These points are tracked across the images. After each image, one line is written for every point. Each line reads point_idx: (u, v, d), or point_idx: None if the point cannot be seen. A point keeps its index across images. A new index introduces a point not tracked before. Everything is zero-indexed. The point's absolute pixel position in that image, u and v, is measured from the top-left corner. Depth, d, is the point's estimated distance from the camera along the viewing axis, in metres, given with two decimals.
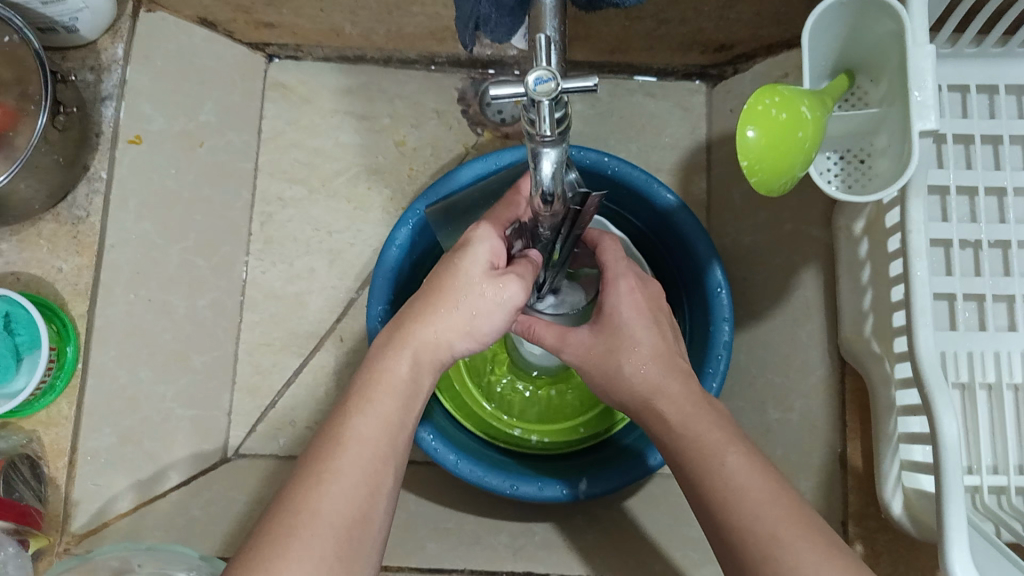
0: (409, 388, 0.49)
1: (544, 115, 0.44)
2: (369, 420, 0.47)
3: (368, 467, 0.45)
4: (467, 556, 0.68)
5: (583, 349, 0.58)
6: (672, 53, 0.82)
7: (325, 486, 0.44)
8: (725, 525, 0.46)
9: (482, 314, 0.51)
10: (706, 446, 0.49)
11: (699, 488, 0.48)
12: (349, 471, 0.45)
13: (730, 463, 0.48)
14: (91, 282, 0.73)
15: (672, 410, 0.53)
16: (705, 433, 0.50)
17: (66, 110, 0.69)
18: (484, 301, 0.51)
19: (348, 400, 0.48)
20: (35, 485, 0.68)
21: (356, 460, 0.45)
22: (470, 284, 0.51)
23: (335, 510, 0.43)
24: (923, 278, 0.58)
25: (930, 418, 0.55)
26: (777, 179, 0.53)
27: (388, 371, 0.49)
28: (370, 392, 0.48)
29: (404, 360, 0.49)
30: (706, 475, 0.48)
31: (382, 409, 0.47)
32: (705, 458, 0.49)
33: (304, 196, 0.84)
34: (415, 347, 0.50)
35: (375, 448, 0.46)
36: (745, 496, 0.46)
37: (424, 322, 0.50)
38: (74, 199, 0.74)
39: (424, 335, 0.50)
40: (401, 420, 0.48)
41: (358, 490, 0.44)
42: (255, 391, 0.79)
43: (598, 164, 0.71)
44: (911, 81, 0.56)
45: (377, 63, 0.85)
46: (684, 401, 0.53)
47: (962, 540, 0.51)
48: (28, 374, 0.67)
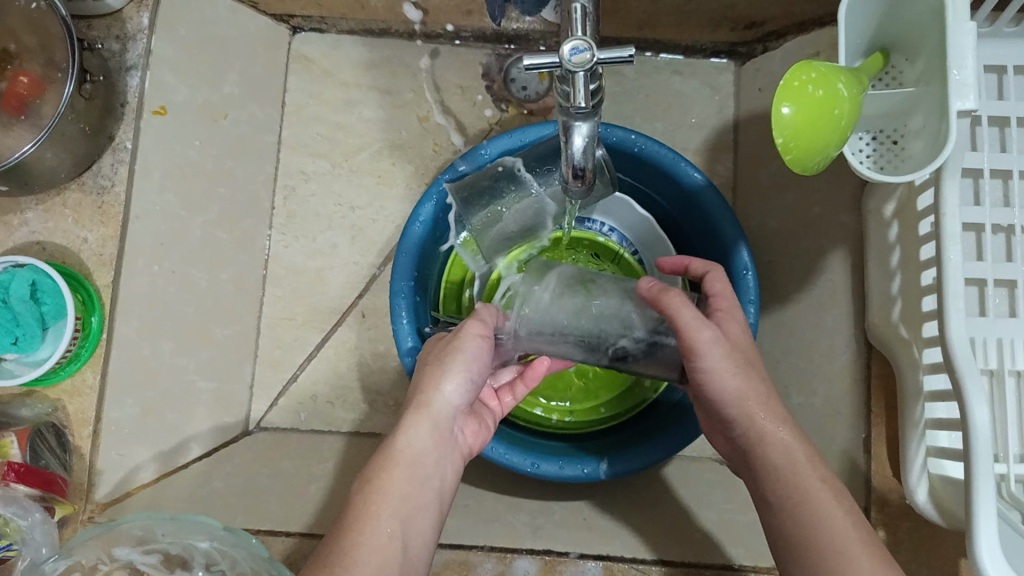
0: (419, 460, 0.54)
1: (579, 86, 0.43)
2: (385, 496, 0.52)
3: (383, 541, 0.50)
4: (487, 532, 0.67)
5: (721, 358, 0.54)
6: (700, 30, 0.81)
7: (349, 559, 0.49)
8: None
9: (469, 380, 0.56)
10: (818, 496, 0.50)
11: (808, 533, 0.49)
12: (367, 548, 0.50)
13: (851, 530, 0.49)
14: (115, 253, 0.72)
15: (798, 451, 0.52)
16: (819, 481, 0.51)
17: (91, 79, 0.69)
18: (468, 366, 0.56)
19: (367, 478, 0.53)
20: (60, 452, 0.68)
21: (376, 535, 0.50)
22: (450, 354, 0.56)
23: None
24: (957, 262, 0.57)
25: (961, 404, 0.54)
26: (812, 158, 0.52)
27: (403, 447, 0.54)
28: (386, 472, 0.53)
29: (417, 434, 0.54)
30: (820, 526, 0.49)
31: (397, 489, 0.53)
32: (818, 510, 0.50)
33: (327, 170, 0.83)
34: (425, 418, 0.55)
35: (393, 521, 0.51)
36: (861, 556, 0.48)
37: (427, 394, 0.55)
38: (99, 168, 0.74)
39: (430, 407, 0.55)
40: (416, 492, 0.53)
41: (378, 560, 0.49)
42: (277, 364, 0.80)
43: (624, 142, 0.70)
44: (950, 60, 0.55)
45: (402, 37, 0.84)
46: (797, 447, 0.53)
47: (991, 528, 0.51)
48: (52, 344, 0.68)
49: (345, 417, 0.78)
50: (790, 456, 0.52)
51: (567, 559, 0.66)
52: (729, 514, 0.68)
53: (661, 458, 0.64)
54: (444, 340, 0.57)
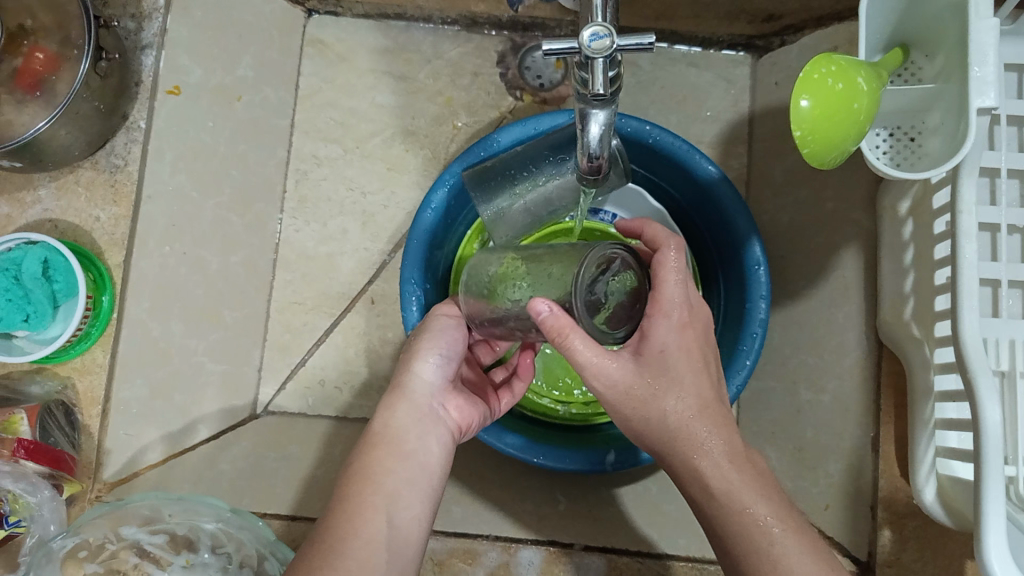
0: (402, 436, 0.54)
1: (598, 73, 0.43)
2: (370, 468, 0.52)
3: (373, 508, 0.50)
4: (493, 520, 0.68)
5: (623, 380, 0.51)
6: (718, 22, 0.80)
7: (344, 532, 0.49)
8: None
9: (443, 362, 0.58)
10: (750, 523, 0.47)
11: (748, 569, 0.47)
12: (357, 515, 0.49)
13: (791, 559, 0.46)
14: (127, 233, 0.73)
15: (720, 476, 0.49)
16: (749, 504, 0.48)
17: (108, 57, 0.69)
18: (439, 347, 0.58)
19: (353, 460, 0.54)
20: (69, 431, 0.69)
21: (365, 505, 0.50)
22: (422, 338, 0.58)
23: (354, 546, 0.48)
24: (972, 261, 0.56)
25: (972, 404, 0.54)
26: (830, 153, 0.52)
27: (386, 427, 0.55)
28: (371, 450, 0.54)
29: (396, 415, 0.55)
30: (756, 558, 0.46)
31: (383, 461, 0.53)
32: (756, 537, 0.47)
33: (340, 156, 0.83)
34: (405, 399, 0.56)
35: (378, 488, 0.51)
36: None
37: (405, 378, 0.57)
38: (112, 148, 0.75)
39: (405, 389, 0.57)
40: (403, 463, 0.53)
41: (369, 526, 0.49)
42: (285, 348, 0.79)
43: (638, 133, 0.70)
44: (971, 56, 0.54)
45: (417, 23, 0.84)
46: (722, 473, 0.49)
47: (999, 528, 0.51)
48: (63, 321, 0.68)
49: (354, 404, 0.77)
50: (713, 484, 0.49)
51: (571, 549, 0.66)
52: None
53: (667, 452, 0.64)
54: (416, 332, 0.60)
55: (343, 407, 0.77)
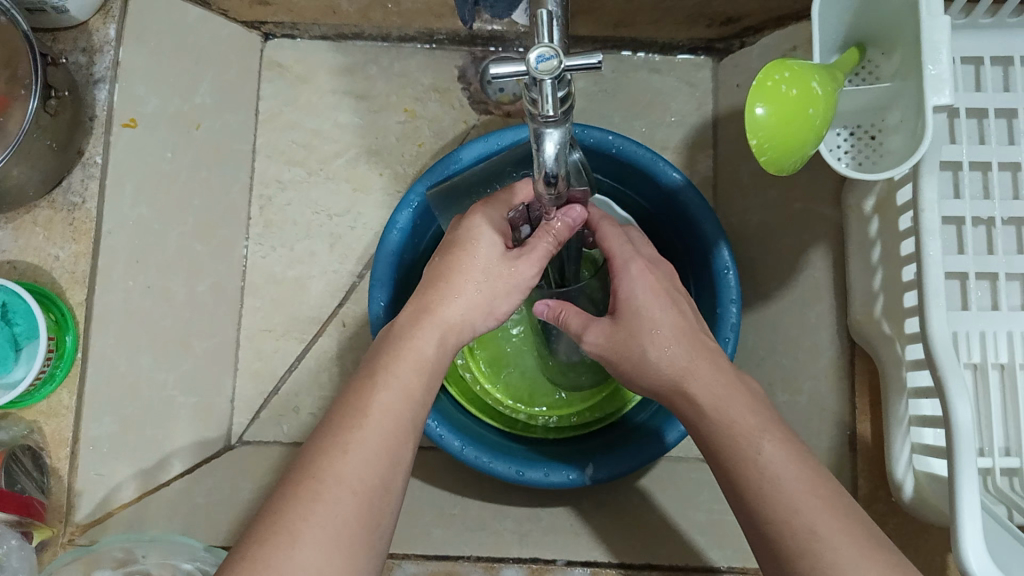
0: (430, 362, 0.49)
1: (547, 94, 0.42)
2: (391, 386, 0.46)
3: (390, 437, 0.44)
4: (473, 541, 0.68)
5: (601, 343, 0.56)
6: (677, 27, 0.80)
7: (350, 457, 0.43)
8: (759, 517, 0.45)
9: (493, 297, 0.52)
10: (729, 432, 0.48)
11: (729, 476, 0.47)
12: (371, 437, 0.44)
13: (773, 471, 0.45)
14: (89, 269, 0.71)
15: (701, 396, 0.50)
16: (736, 416, 0.48)
17: (57, 94, 0.68)
18: (501, 280, 0.53)
19: (372, 368, 0.48)
20: (37, 475, 0.67)
21: (380, 431, 0.44)
22: (488, 261, 0.52)
23: (357, 474, 0.42)
24: (937, 259, 0.56)
25: (943, 402, 0.54)
26: (788, 158, 0.51)
27: (413, 342, 0.49)
28: (396, 361, 0.48)
29: (428, 336, 0.50)
30: (735, 464, 0.47)
31: (411, 379, 0.47)
32: (734, 444, 0.47)
33: (303, 177, 0.83)
34: (439, 318, 0.51)
35: (399, 413, 0.45)
36: (779, 488, 0.44)
37: (448, 299, 0.51)
38: (69, 184, 0.73)
39: (444, 313, 0.51)
40: (424, 389, 0.48)
41: (381, 460, 0.43)
42: (257, 376, 0.79)
43: (601, 143, 0.70)
44: (925, 55, 0.54)
45: (376, 41, 0.84)
46: (709, 392, 0.50)
47: (976, 526, 0.50)
48: (26, 364, 0.66)
49: None
50: (694, 402, 0.50)
51: (554, 566, 0.67)
52: (716, 515, 0.68)
53: (649, 461, 0.64)
54: (492, 240, 0.53)
55: None
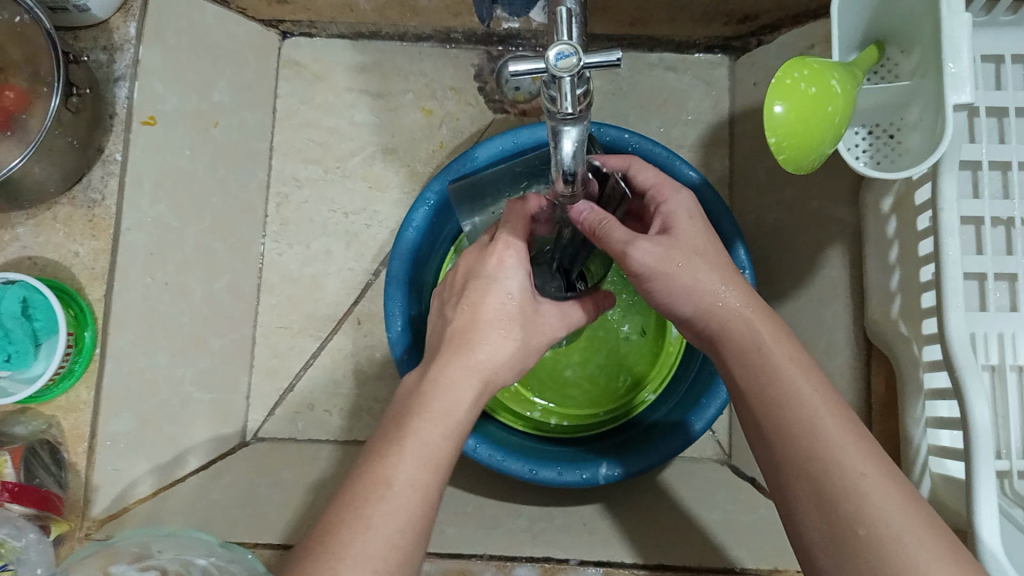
0: (459, 425, 0.47)
1: (566, 92, 0.42)
2: (416, 458, 0.44)
3: (414, 513, 0.42)
4: (486, 540, 0.67)
5: (653, 256, 0.52)
6: (694, 24, 0.80)
7: (371, 526, 0.41)
8: (799, 454, 0.43)
9: (523, 350, 0.52)
10: (784, 371, 0.46)
11: (770, 415, 0.45)
12: (397, 511, 0.42)
13: (818, 411, 0.44)
14: (107, 266, 0.70)
15: (752, 331, 0.49)
16: (784, 356, 0.47)
17: (79, 91, 0.68)
18: (531, 341, 0.53)
19: (396, 429, 0.45)
20: (56, 471, 0.66)
21: (406, 501, 0.42)
22: (519, 315, 0.52)
23: (382, 548, 0.40)
24: (956, 258, 0.55)
25: (961, 402, 0.53)
26: (805, 155, 0.51)
27: (445, 401, 0.47)
28: (422, 425, 0.45)
29: (459, 389, 0.48)
30: (781, 401, 0.45)
31: (437, 432, 0.45)
32: (780, 380, 0.46)
33: (320, 176, 0.85)
34: (471, 375, 0.49)
35: (425, 487, 0.43)
36: (829, 430, 0.43)
37: (482, 345, 0.50)
38: (89, 181, 0.73)
39: (476, 358, 0.49)
40: (449, 457, 0.45)
41: (406, 530, 0.41)
42: (273, 373, 0.82)
43: (618, 142, 0.70)
44: (945, 53, 0.54)
45: (391, 40, 0.85)
46: (758, 326, 0.49)
47: (993, 527, 0.50)
48: (45, 359, 0.67)
49: (343, 424, 0.80)
50: (742, 338, 0.49)
51: (567, 565, 0.65)
52: (730, 516, 0.67)
53: (662, 462, 0.64)
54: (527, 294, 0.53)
55: (335, 430, 0.80)
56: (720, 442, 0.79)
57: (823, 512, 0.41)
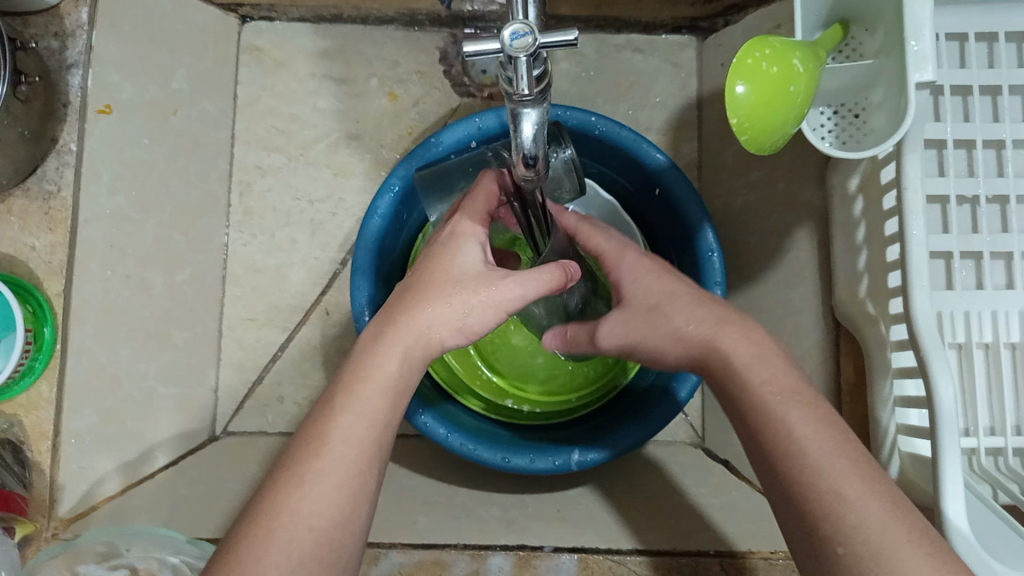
0: (400, 390, 0.47)
1: (523, 73, 0.42)
2: (355, 421, 0.45)
3: (348, 469, 0.43)
4: (457, 528, 0.66)
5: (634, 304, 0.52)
6: (660, 5, 0.79)
7: (302, 489, 0.42)
8: (784, 475, 0.44)
9: (468, 304, 0.49)
10: (763, 395, 0.46)
11: (756, 436, 0.45)
12: (328, 471, 0.43)
13: (800, 431, 0.44)
14: (65, 260, 0.69)
15: (736, 349, 0.48)
16: (768, 375, 0.46)
17: (27, 81, 0.66)
18: (472, 296, 0.50)
19: (338, 392, 0.46)
20: (19, 470, 0.65)
21: (338, 460, 0.43)
22: (465, 278, 0.50)
23: (312, 510, 0.42)
24: (920, 238, 0.56)
25: (926, 381, 0.53)
26: (770, 137, 0.51)
27: (380, 364, 0.47)
28: (359, 389, 0.46)
29: (396, 352, 0.47)
30: (764, 424, 0.45)
31: (369, 393, 0.46)
32: (760, 403, 0.46)
33: (283, 164, 0.84)
34: (413, 341, 0.48)
35: (359, 445, 0.44)
36: (818, 448, 0.43)
37: (421, 310, 0.49)
38: (44, 172, 0.71)
39: (415, 321, 0.48)
40: (387, 415, 0.46)
41: (339, 489, 0.43)
42: (240, 365, 0.81)
43: (584, 125, 0.69)
44: (908, 31, 0.54)
45: (354, 24, 0.83)
46: (741, 345, 0.48)
47: (959, 505, 0.50)
48: (4, 357, 0.65)
49: (312, 416, 0.79)
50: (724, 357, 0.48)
51: (542, 553, 0.63)
52: (702, 498, 0.68)
53: (635, 445, 0.64)
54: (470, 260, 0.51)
55: (304, 422, 0.79)
56: (692, 424, 0.81)
57: (810, 529, 0.42)
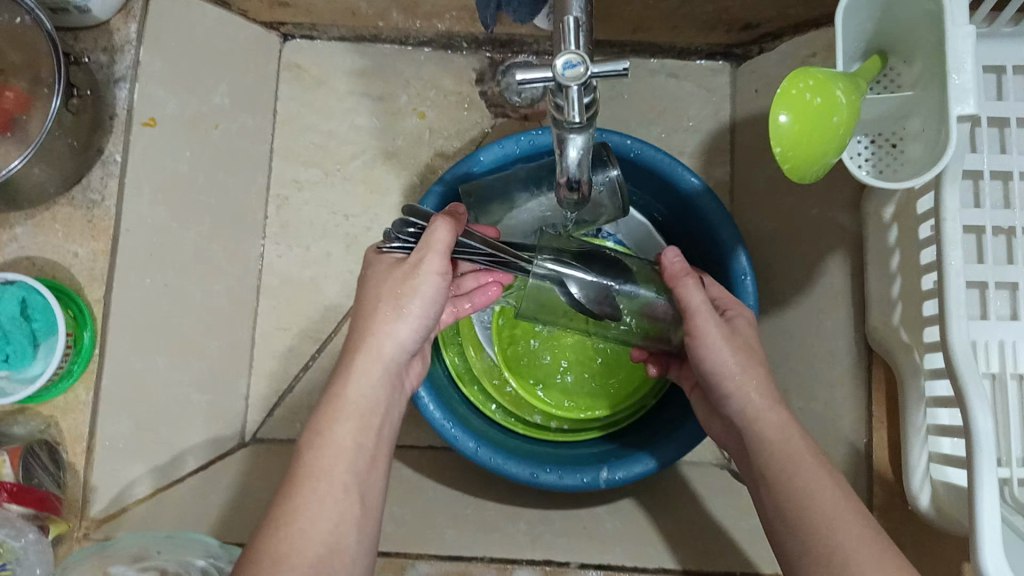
0: (373, 409, 0.52)
1: (573, 101, 0.43)
2: (331, 451, 0.50)
3: (333, 503, 0.48)
4: (485, 544, 0.67)
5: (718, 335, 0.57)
6: (696, 32, 0.80)
7: (292, 529, 0.47)
8: (822, 548, 0.48)
9: (393, 309, 0.52)
10: (802, 473, 0.51)
11: (793, 512, 0.50)
12: (315, 507, 0.48)
13: (831, 508, 0.49)
14: (107, 267, 0.72)
15: (783, 431, 0.54)
16: (798, 454, 0.52)
17: (80, 93, 0.69)
18: (399, 297, 0.52)
19: (316, 428, 0.51)
20: (53, 470, 0.68)
21: (322, 493, 0.48)
22: (388, 280, 0.53)
23: (304, 542, 0.46)
24: (958, 267, 0.56)
25: (963, 410, 0.53)
26: (811, 166, 0.51)
27: (348, 397, 0.52)
28: (333, 421, 0.51)
29: (364, 378, 0.52)
30: (800, 502, 0.50)
31: (342, 425, 0.51)
32: (803, 481, 0.51)
33: (320, 178, 0.85)
34: (369, 359, 0.53)
35: (337, 476, 0.49)
36: (844, 533, 0.48)
37: (375, 333, 0.52)
38: (89, 182, 0.73)
39: (370, 346, 0.53)
40: (362, 441, 0.51)
41: (324, 518, 0.47)
42: (272, 376, 0.82)
43: (620, 148, 0.69)
44: (949, 64, 0.54)
45: (393, 44, 0.85)
46: (786, 426, 0.54)
47: (995, 538, 0.50)
48: (43, 360, 0.67)
49: None
50: (771, 435, 0.54)
51: (568, 568, 0.65)
52: (731, 521, 0.67)
53: (666, 464, 0.64)
54: (390, 273, 0.53)
55: None
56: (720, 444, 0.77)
57: None
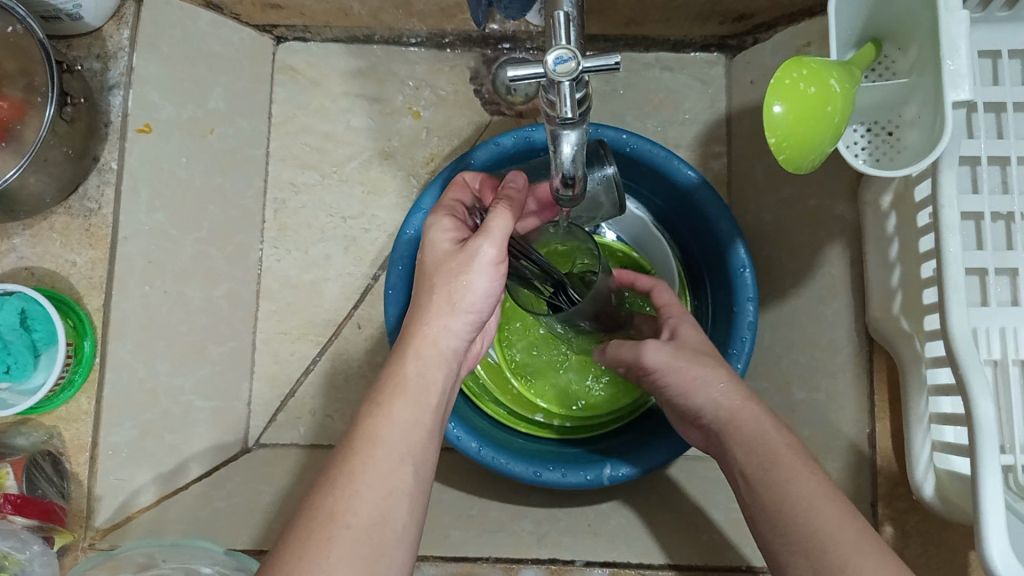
0: (431, 389, 0.50)
1: (565, 95, 0.43)
2: (392, 429, 0.47)
3: (392, 479, 0.46)
4: (489, 542, 0.67)
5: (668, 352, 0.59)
6: (689, 25, 0.80)
7: (351, 501, 0.44)
8: (803, 530, 0.48)
9: (461, 286, 0.50)
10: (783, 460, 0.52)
11: (769, 500, 0.51)
12: (373, 481, 0.45)
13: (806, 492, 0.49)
14: (105, 275, 0.69)
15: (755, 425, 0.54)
16: (774, 448, 0.53)
17: (72, 101, 0.67)
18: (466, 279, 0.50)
19: (369, 407, 0.49)
20: (57, 481, 0.66)
21: (382, 467, 0.46)
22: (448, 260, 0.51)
23: (364, 514, 0.44)
24: (957, 254, 0.55)
25: (965, 398, 0.53)
26: (806, 155, 0.51)
27: (405, 378, 0.49)
28: (392, 399, 0.48)
29: (421, 361, 0.50)
30: (779, 486, 0.50)
31: (400, 405, 0.48)
32: (784, 469, 0.51)
33: (317, 181, 0.85)
34: (426, 343, 0.50)
35: (397, 454, 0.47)
36: (822, 517, 0.48)
37: (433, 318, 0.50)
38: (85, 191, 0.71)
39: (428, 326, 0.50)
40: (420, 423, 0.49)
41: (382, 493, 0.45)
42: (274, 380, 0.83)
43: (615, 142, 0.69)
44: (944, 49, 0.54)
45: (387, 44, 0.85)
46: (764, 418, 0.55)
47: (999, 526, 0.50)
48: (45, 370, 0.66)
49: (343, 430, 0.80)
50: (745, 427, 0.54)
51: (573, 567, 0.65)
52: (735, 514, 0.67)
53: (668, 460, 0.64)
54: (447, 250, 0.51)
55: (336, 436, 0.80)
56: None
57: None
